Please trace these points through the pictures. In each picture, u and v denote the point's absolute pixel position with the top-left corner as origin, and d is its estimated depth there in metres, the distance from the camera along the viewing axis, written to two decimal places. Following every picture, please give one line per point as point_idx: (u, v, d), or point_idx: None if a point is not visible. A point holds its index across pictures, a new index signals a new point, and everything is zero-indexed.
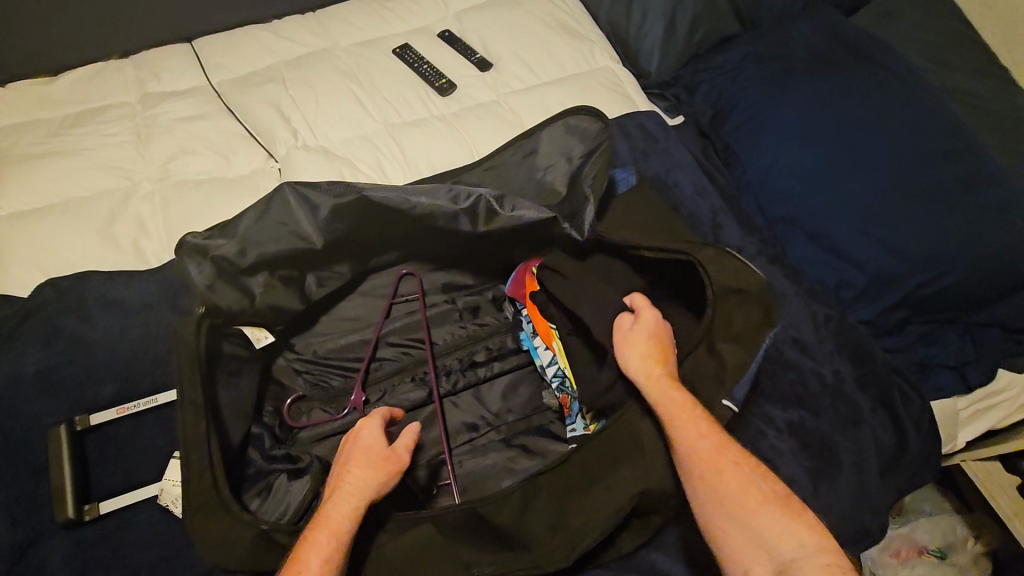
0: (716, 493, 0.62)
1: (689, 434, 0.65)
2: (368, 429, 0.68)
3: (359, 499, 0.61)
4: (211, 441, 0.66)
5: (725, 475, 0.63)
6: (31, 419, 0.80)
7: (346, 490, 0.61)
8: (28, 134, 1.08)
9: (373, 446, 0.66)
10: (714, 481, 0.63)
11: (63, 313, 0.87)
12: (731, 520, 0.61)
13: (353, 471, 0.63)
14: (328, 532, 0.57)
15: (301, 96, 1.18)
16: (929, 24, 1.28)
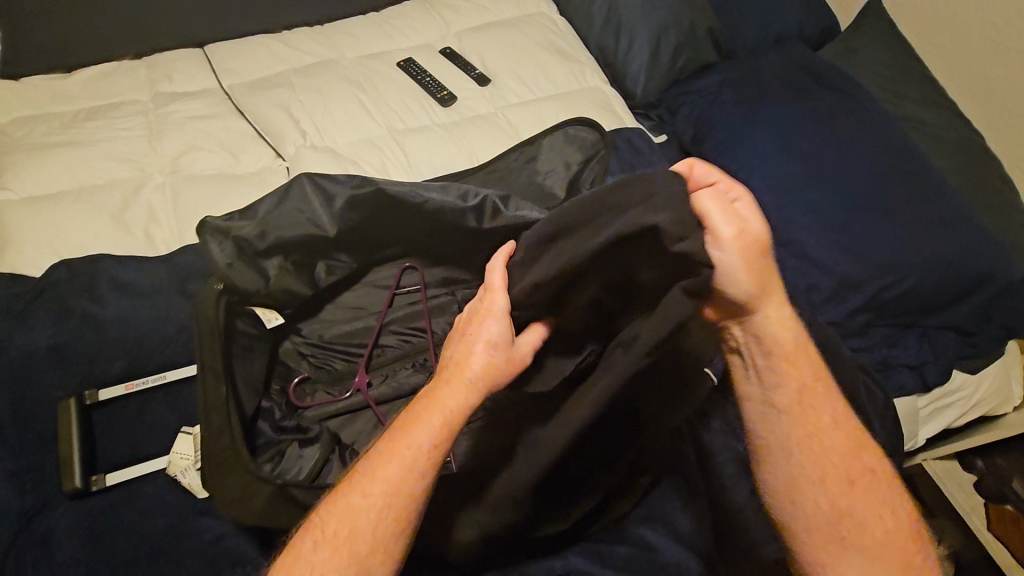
0: (826, 492, 0.68)
1: (824, 434, 0.69)
2: (493, 319, 0.67)
3: (452, 413, 0.64)
4: (229, 407, 0.70)
5: (846, 488, 0.68)
6: (42, 391, 0.82)
7: (463, 378, 0.65)
8: (42, 126, 1.12)
9: (499, 343, 0.66)
10: (828, 489, 0.68)
11: (75, 292, 0.90)
12: (834, 517, 0.67)
13: (474, 362, 0.66)
14: (434, 416, 0.64)
15: (309, 100, 1.24)
16: (887, 60, 1.41)
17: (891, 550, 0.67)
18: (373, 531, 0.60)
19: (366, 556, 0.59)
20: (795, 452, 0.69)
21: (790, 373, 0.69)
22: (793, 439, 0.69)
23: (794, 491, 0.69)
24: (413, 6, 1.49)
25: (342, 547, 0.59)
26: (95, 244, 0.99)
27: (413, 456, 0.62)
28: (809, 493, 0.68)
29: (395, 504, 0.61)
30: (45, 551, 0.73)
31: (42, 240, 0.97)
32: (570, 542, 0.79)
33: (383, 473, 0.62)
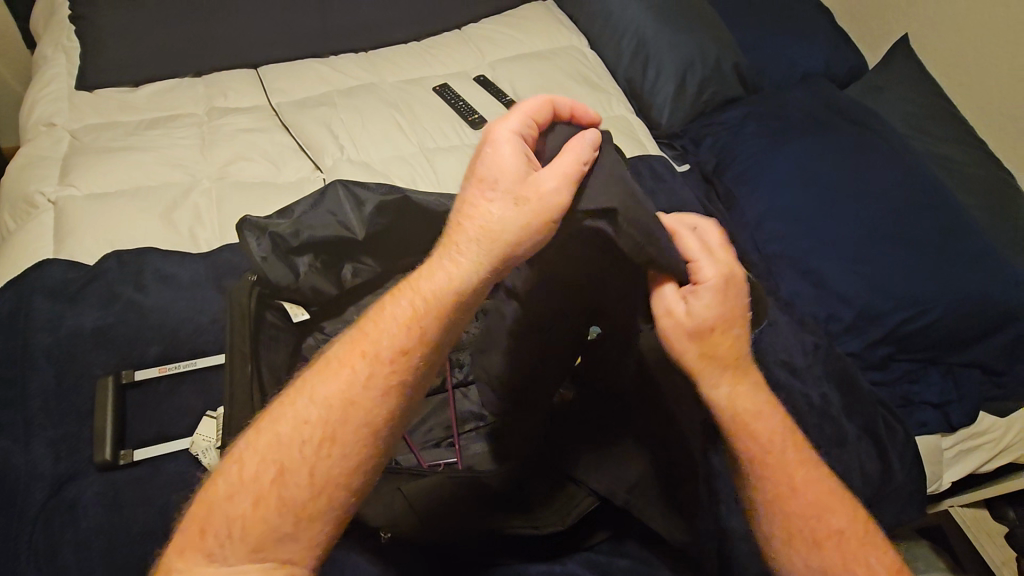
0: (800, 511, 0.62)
1: (800, 495, 0.62)
2: (505, 157, 0.56)
3: (432, 303, 0.56)
4: (254, 394, 0.76)
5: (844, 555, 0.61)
6: (85, 369, 0.89)
7: (459, 230, 0.57)
8: (108, 133, 1.23)
9: (505, 181, 0.56)
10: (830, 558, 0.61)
11: (123, 281, 0.97)
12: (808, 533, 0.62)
13: (484, 210, 0.56)
14: (410, 303, 0.57)
15: (348, 118, 1.33)
16: (917, 97, 1.42)
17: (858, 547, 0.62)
18: (339, 412, 0.53)
19: (328, 439, 0.53)
20: (785, 517, 0.62)
21: (764, 422, 0.62)
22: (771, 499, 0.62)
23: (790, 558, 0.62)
24: (451, 36, 1.59)
25: (308, 425, 0.53)
26: (144, 239, 1.06)
27: (393, 328, 0.56)
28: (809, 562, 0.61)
29: (368, 381, 0.54)
30: (74, 517, 0.77)
31: (99, 233, 1.05)
32: (568, 552, 0.79)
33: (363, 349, 0.56)
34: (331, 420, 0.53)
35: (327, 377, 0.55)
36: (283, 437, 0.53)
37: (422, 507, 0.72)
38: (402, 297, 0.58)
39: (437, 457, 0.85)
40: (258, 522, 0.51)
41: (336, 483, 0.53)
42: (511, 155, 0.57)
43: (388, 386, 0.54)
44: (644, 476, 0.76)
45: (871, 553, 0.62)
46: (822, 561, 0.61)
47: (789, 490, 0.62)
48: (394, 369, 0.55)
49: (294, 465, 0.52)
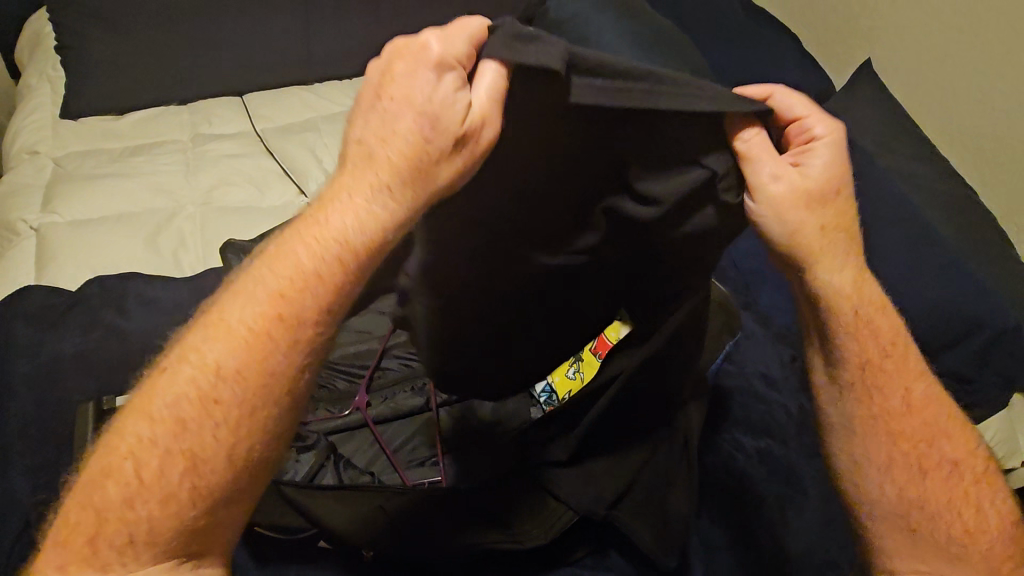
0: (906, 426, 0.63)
1: (902, 416, 0.64)
2: (443, 88, 0.49)
3: (330, 257, 0.51)
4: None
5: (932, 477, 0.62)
6: (65, 395, 0.88)
7: (368, 170, 0.51)
8: (92, 160, 1.24)
9: (436, 116, 0.49)
10: (911, 475, 0.62)
11: (106, 306, 0.97)
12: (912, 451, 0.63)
13: (387, 155, 0.50)
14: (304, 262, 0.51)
15: (333, 143, 1.35)
16: (881, 117, 1.48)
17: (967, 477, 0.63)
18: (250, 389, 0.49)
19: (239, 417, 0.49)
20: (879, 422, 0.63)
21: (878, 334, 0.64)
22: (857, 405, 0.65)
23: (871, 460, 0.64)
24: None
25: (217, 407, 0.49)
26: (128, 265, 1.07)
27: (301, 287, 0.51)
28: (891, 468, 0.63)
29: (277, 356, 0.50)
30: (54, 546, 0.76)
31: (82, 260, 1.06)
32: (548, 567, 0.80)
33: (275, 313, 0.50)
34: (242, 398, 0.49)
35: (223, 353, 0.50)
36: (189, 419, 0.49)
37: (399, 524, 0.72)
38: (318, 242, 0.51)
39: (421, 475, 0.86)
40: (166, 518, 0.47)
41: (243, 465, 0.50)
42: (430, 80, 0.49)
43: (285, 351, 0.50)
44: (615, 485, 0.79)
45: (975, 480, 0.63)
46: (928, 486, 0.62)
47: (901, 407, 0.64)
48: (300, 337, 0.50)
49: (207, 450, 0.48)
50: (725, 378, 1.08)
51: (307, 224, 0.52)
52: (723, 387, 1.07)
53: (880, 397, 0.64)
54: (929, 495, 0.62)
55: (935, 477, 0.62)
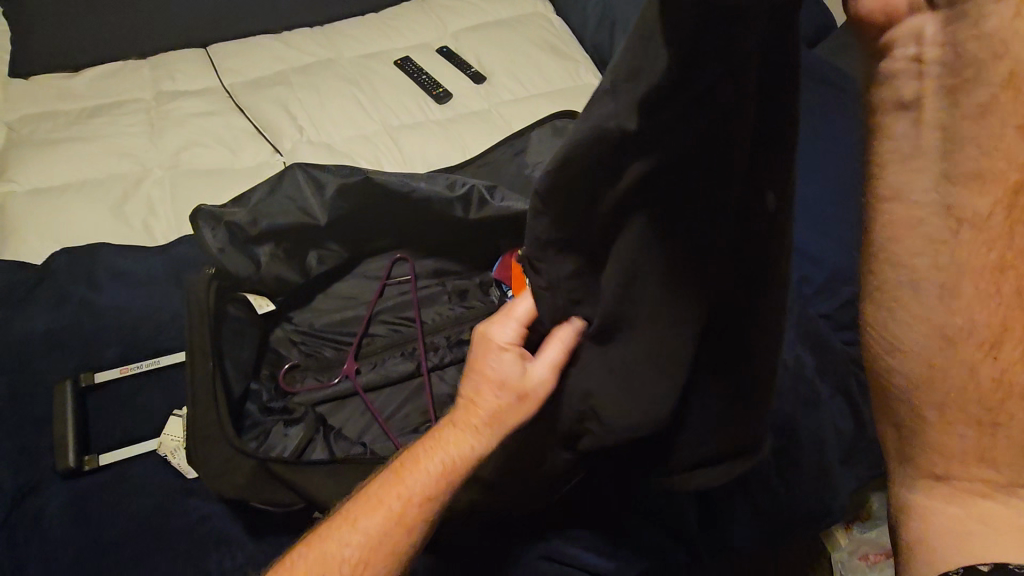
0: (960, 318, 0.43)
1: (968, 290, 0.43)
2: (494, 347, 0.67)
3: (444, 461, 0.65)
4: (214, 392, 0.73)
5: (996, 371, 0.44)
6: (40, 374, 0.85)
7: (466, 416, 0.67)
8: (48, 123, 1.16)
9: (508, 382, 0.65)
10: (959, 373, 0.45)
11: (75, 279, 0.92)
12: (936, 341, 0.44)
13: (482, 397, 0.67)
14: (432, 463, 0.65)
15: (307, 97, 1.27)
16: None
17: (991, 396, 0.45)
18: (370, 547, 0.62)
19: (364, 565, 0.62)
20: (932, 307, 0.44)
21: (989, 126, 0.38)
22: (896, 273, 0.45)
23: (911, 357, 0.46)
24: (410, 6, 1.52)
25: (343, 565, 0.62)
26: (95, 234, 1.01)
27: (417, 482, 0.64)
28: (909, 374, 0.47)
29: (387, 526, 0.63)
30: (40, 527, 0.75)
31: (45, 231, 1.00)
32: (545, 530, 0.81)
33: (405, 497, 0.64)
34: (362, 557, 0.62)
35: (367, 503, 0.65)
36: (337, 552, 0.63)
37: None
38: (436, 451, 0.66)
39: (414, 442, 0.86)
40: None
41: (378, 556, 0.62)
42: (517, 368, 0.65)
43: (414, 521, 0.64)
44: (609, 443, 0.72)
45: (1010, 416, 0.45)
46: (948, 386, 0.45)
47: (974, 273, 0.42)
48: (426, 500, 0.64)
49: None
50: None
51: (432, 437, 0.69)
52: None
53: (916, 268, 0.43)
54: (935, 396, 0.46)
55: (964, 386, 0.45)
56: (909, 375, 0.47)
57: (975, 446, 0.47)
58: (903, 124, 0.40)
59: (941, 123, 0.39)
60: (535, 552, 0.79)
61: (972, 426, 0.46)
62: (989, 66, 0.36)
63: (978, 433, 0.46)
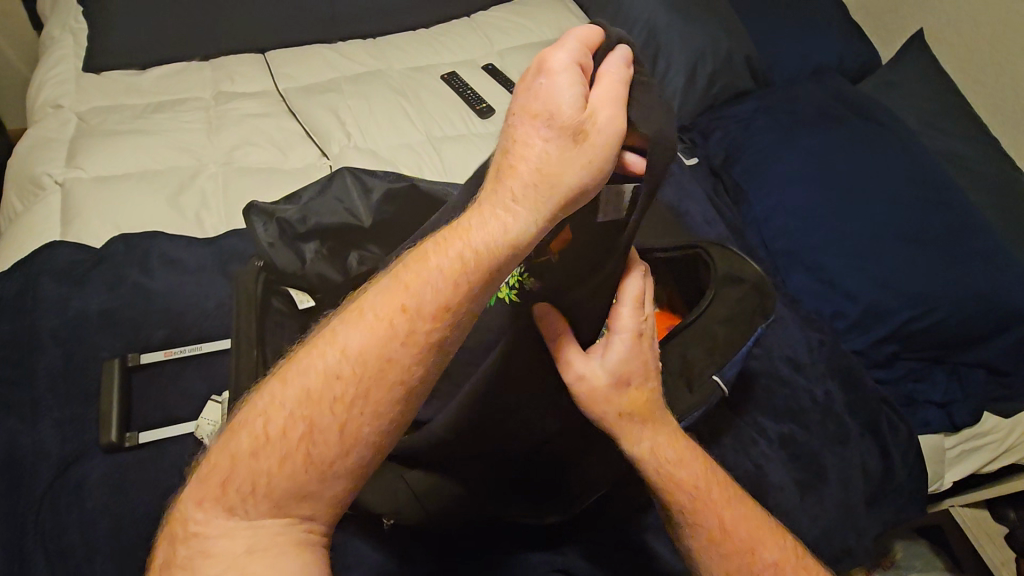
0: (692, 477, 0.61)
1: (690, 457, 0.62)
2: (528, 111, 0.51)
3: (438, 277, 0.49)
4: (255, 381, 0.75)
5: (731, 520, 0.61)
6: (91, 350, 0.89)
7: (483, 225, 0.51)
8: (115, 115, 1.23)
9: (565, 136, 0.49)
10: (713, 518, 0.60)
11: (130, 263, 0.97)
12: (687, 500, 0.61)
13: (522, 158, 0.50)
14: (436, 271, 0.50)
15: (356, 105, 1.32)
16: (928, 95, 1.41)
17: (739, 545, 0.60)
18: (366, 375, 0.48)
19: (361, 391, 0.48)
20: (674, 476, 0.61)
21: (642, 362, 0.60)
22: (662, 474, 0.61)
23: (682, 516, 0.61)
24: (460, 24, 1.58)
25: (336, 398, 0.48)
26: (149, 222, 1.06)
27: (413, 296, 0.49)
28: (693, 533, 0.61)
29: (385, 346, 0.48)
30: (79, 496, 0.78)
31: (105, 215, 1.05)
32: (565, 542, 0.80)
33: (401, 306, 0.49)
34: (362, 379, 0.48)
35: (349, 321, 0.50)
36: (311, 380, 0.48)
37: (424, 500, 0.71)
38: (443, 245, 0.51)
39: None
40: (285, 480, 0.46)
41: (374, 390, 0.48)
42: (558, 148, 0.49)
43: (417, 340, 0.49)
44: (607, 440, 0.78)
45: (761, 554, 0.61)
46: (717, 529, 0.60)
47: (682, 467, 0.61)
48: (433, 316, 0.49)
49: (324, 425, 0.47)
50: (751, 362, 1.06)
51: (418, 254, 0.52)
52: (749, 370, 1.05)
53: (646, 448, 0.60)
54: (712, 545, 0.60)
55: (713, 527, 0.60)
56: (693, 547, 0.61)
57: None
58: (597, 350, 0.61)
59: (622, 349, 0.60)
60: (552, 564, 0.77)
61: (732, 564, 0.60)
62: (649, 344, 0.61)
63: (741, 572, 0.59)
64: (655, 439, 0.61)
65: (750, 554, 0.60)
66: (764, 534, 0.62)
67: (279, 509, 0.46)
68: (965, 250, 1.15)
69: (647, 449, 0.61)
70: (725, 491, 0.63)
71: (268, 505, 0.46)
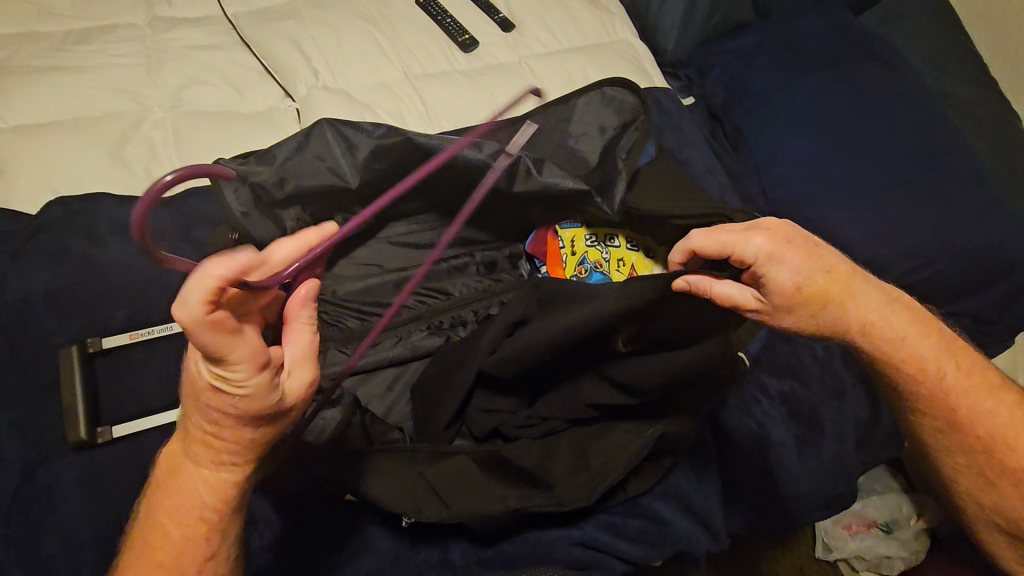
0: (922, 348, 0.74)
1: (915, 325, 0.75)
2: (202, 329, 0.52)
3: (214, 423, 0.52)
4: None
5: (955, 380, 0.75)
6: (41, 336, 0.78)
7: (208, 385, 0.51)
8: (28, 47, 1.03)
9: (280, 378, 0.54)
10: (945, 377, 0.75)
11: (73, 232, 0.84)
12: (917, 372, 0.74)
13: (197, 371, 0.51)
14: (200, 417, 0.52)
15: (321, 35, 1.14)
16: (933, 29, 1.35)
17: (974, 389, 0.76)
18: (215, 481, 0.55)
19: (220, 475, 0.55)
20: (903, 351, 0.74)
21: (816, 263, 0.70)
22: (873, 343, 0.73)
23: (909, 380, 0.75)
24: None
25: (184, 532, 0.56)
26: (92, 181, 0.92)
27: (227, 436, 0.53)
28: (927, 395, 0.75)
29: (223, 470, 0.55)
30: (54, 501, 0.70)
31: (36, 175, 0.90)
32: (571, 522, 0.79)
33: (202, 437, 0.53)
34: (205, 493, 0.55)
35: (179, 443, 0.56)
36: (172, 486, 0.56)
37: (440, 491, 0.68)
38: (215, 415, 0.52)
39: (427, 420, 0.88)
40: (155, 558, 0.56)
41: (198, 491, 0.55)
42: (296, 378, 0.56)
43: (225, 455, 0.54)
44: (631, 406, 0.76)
45: (984, 394, 0.76)
46: (950, 384, 0.75)
47: (905, 337, 0.74)
48: (252, 439, 0.54)
49: (172, 517, 0.55)
50: None
51: (197, 396, 0.51)
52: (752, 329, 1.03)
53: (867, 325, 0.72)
54: (944, 396, 0.75)
55: (958, 382, 0.75)
56: (932, 410, 0.76)
57: (983, 403, 0.76)
58: (770, 277, 0.68)
59: (790, 262, 0.68)
60: (569, 539, 0.77)
61: (975, 398, 0.75)
62: (817, 251, 0.71)
63: (982, 395, 0.76)
64: (880, 311, 0.73)
65: (985, 410, 0.75)
66: (987, 389, 0.76)
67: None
68: (962, 200, 1.14)
69: (874, 320, 0.73)
70: (955, 356, 0.76)
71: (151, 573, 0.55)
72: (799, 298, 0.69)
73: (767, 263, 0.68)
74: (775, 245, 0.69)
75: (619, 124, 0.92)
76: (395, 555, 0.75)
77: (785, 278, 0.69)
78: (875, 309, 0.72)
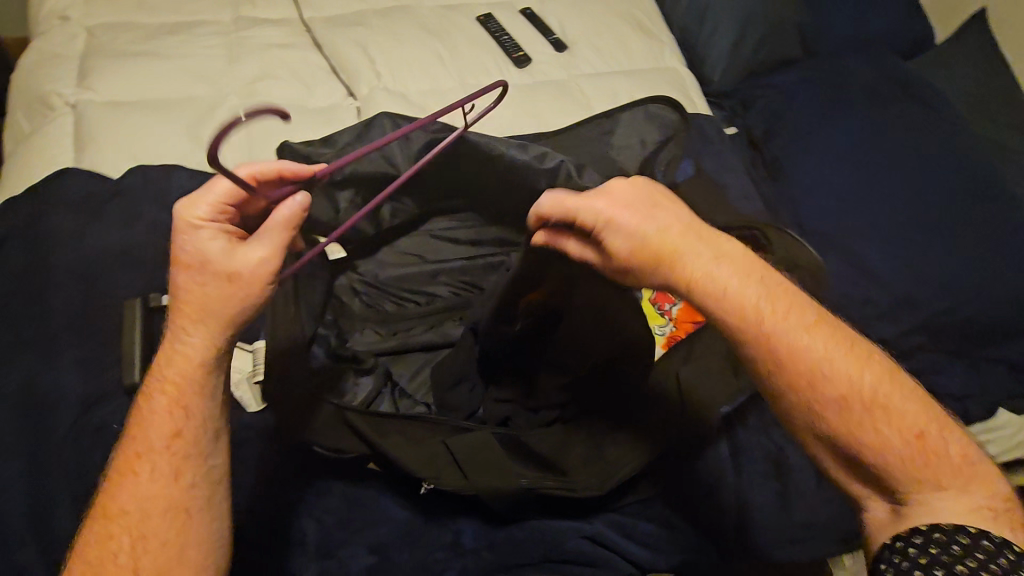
0: (811, 344, 0.64)
1: (810, 326, 0.64)
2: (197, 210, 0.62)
3: (201, 284, 0.61)
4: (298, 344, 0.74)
5: (877, 397, 0.63)
6: (110, 288, 0.85)
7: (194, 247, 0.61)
8: (126, 35, 1.14)
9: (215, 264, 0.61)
10: (841, 388, 0.62)
11: (149, 199, 0.92)
12: (801, 373, 0.63)
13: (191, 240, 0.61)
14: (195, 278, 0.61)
15: (386, 42, 1.23)
16: (982, 77, 1.36)
17: (901, 429, 0.62)
18: (205, 350, 0.62)
19: (210, 339, 0.62)
20: (788, 343, 0.63)
21: (670, 221, 0.66)
22: (708, 297, 0.65)
23: (788, 373, 0.63)
24: None
25: (174, 401, 0.61)
26: (169, 156, 1.00)
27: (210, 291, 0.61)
28: (814, 400, 0.63)
29: (203, 329, 0.61)
30: (105, 438, 0.76)
31: (123, 145, 0.99)
32: (583, 518, 0.80)
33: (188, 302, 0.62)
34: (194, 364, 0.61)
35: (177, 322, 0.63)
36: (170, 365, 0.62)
37: (461, 463, 0.71)
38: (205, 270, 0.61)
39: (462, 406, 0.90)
40: (151, 437, 0.60)
41: (191, 357, 0.62)
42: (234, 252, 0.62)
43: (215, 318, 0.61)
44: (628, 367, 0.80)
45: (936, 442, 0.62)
46: (842, 395, 0.62)
47: (782, 328, 0.63)
48: (230, 302, 0.61)
49: (160, 391, 0.61)
50: None
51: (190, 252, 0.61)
52: None
53: (730, 302, 0.64)
54: (833, 409, 0.62)
55: (861, 398, 0.62)
56: (816, 415, 0.63)
57: (920, 465, 0.61)
58: (617, 236, 0.66)
59: (647, 228, 0.66)
60: (581, 532, 0.79)
61: (905, 442, 0.62)
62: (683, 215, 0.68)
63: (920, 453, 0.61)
64: (753, 290, 0.64)
65: (921, 470, 0.61)
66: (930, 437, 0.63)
67: (145, 455, 0.60)
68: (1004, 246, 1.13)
69: (739, 296, 0.64)
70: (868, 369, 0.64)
71: (151, 460, 0.60)
72: (650, 252, 0.66)
73: (617, 221, 0.66)
74: (628, 198, 0.66)
75: (661, 140, 0.97)
76: (410, 527, 0.78)
77: (649, 245, 0.65)
78: (742, 288, 0.64)
